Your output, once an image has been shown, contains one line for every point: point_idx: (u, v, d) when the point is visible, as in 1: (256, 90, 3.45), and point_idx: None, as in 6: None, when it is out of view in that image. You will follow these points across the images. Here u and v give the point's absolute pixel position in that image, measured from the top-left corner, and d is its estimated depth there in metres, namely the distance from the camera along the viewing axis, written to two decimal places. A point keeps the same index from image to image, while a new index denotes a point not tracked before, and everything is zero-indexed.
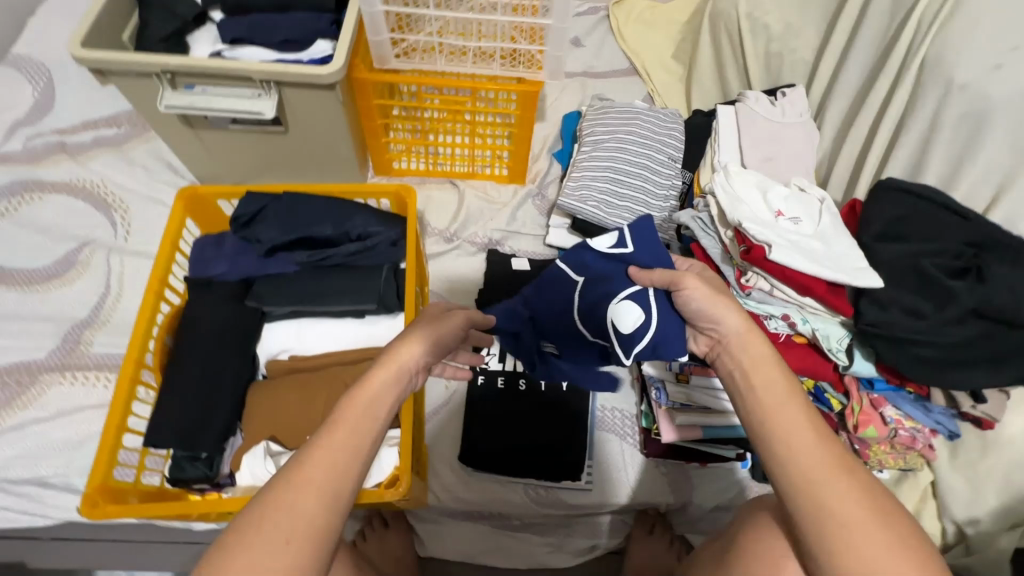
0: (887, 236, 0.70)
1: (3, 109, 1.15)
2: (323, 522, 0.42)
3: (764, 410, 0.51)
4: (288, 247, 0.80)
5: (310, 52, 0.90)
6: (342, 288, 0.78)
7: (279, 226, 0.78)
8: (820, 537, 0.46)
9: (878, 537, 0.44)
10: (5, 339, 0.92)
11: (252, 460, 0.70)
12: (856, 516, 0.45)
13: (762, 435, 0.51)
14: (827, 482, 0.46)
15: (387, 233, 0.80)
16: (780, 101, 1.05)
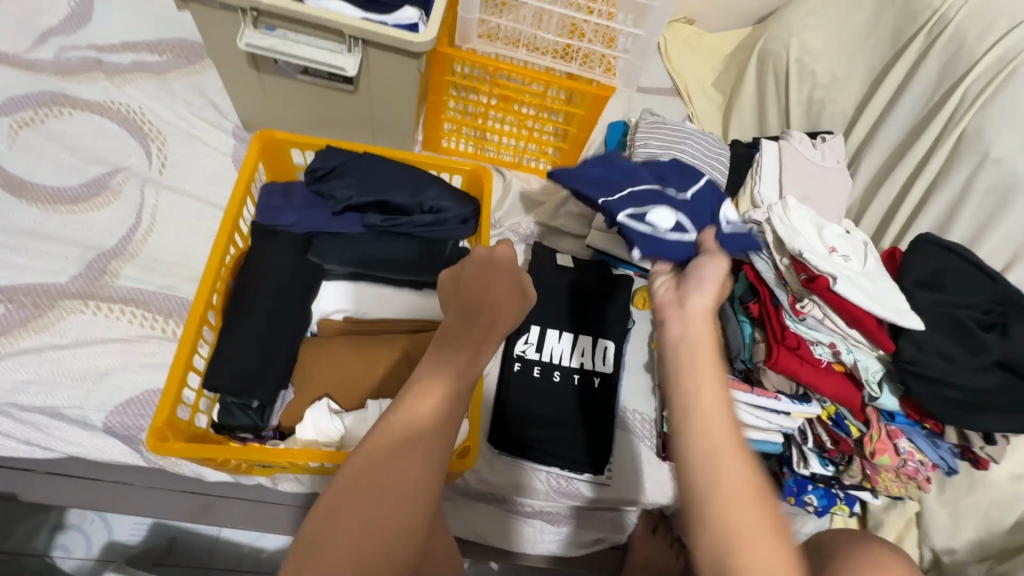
0: (926, 283, 0.78)
1: (36, 14, 1.07)
2: (431, 455, 0.52)
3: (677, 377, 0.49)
4: (360, 208, 0.79)
5: (397, 18, 0.85)
6: (409, 257, 0.78)
7: (355, 185, 0.78)
8: (706, 506, 0.44)
9: (755, 529, 0.42)
10: (24, 257, 0.87)
11: (316, 414, 0.69)
12: (738, 495, 0.43)
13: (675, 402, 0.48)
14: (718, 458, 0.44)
15: (458, 210, 0.80)
16: (820, 146, 1.13)
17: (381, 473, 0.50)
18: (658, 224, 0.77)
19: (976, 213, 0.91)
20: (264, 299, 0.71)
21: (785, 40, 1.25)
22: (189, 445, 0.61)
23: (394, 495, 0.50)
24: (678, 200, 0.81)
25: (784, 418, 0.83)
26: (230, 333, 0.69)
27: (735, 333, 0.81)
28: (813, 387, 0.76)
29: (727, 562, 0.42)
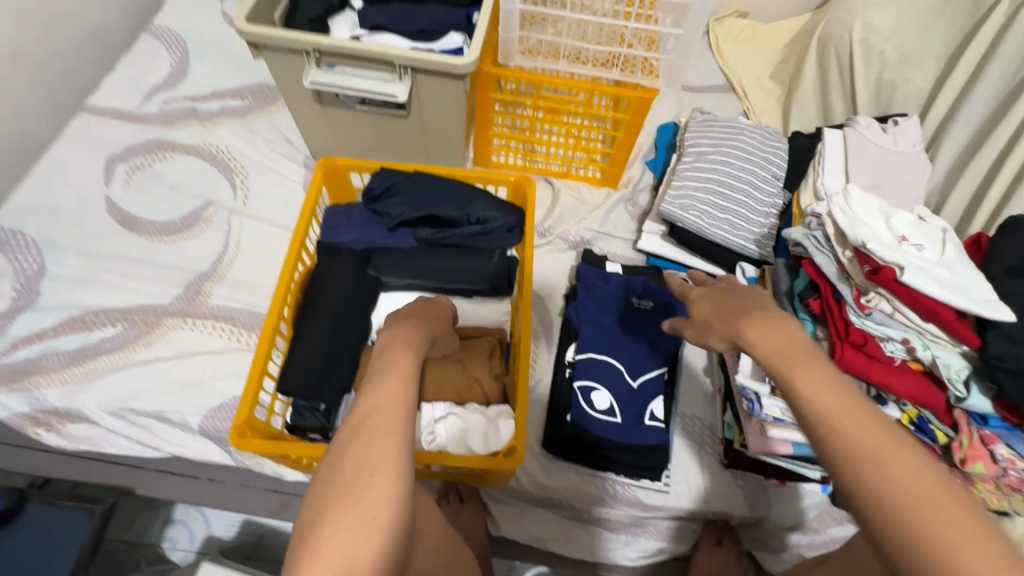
0: (1019, 270, 0.70)
1: (147, 74, 1.26)
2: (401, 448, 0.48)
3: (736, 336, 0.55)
4: (412, 223, 0.85)
5: (442, 43, 0.95)
6: (460, 267, 0.83)
7: (407, 203, 0.83)
8: (858, 484, 0.41)
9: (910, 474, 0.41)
10: (135, 282, 1.01)
11: None
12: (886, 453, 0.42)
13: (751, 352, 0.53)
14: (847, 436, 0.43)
15: (503, 219, 0.84)
16: (891, 130, 1.05)
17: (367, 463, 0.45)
18: (595, 403, 0.90)
19: None
20: (330, 310, 0.78)
21: (848, 23, 1.18)
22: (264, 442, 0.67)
23: (383, 501, 0.43)
24: (628, 387, 0.92)
25: None
26: (301, 340, 0.76)
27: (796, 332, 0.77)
28: (886, 387, 0.70)
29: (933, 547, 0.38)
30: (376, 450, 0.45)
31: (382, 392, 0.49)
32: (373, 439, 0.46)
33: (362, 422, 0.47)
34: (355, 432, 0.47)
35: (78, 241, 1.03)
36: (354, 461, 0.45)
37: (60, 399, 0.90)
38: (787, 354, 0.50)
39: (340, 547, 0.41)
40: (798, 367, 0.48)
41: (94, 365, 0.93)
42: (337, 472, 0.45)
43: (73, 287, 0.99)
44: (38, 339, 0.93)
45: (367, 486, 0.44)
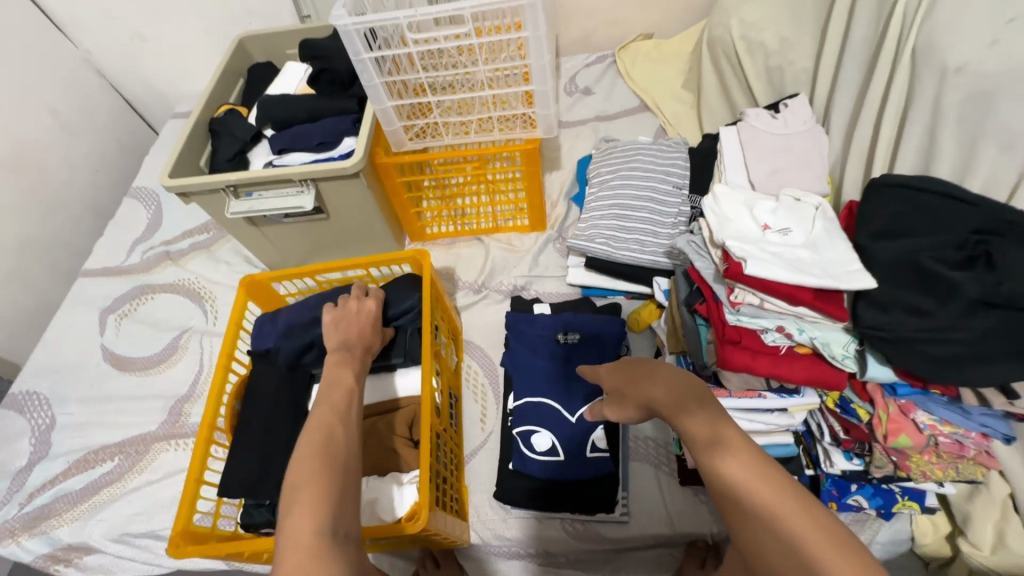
0: (887, 233, 0.69)
1: (126, 231, 1.40)
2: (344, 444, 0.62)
3: (708, 447, 0.54)
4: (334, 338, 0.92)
5: (339, 150, 1.07)
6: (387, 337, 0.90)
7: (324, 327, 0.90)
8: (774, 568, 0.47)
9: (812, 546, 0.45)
10: (129, 416, 1.14)
11: None
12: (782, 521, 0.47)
13: (710, 463, 0.53)
14: (802, 535, 0.46)
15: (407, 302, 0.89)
16: (782, 114, 1.05)
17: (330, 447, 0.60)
18: (537, 445, 0.92)
19: (961, 131, 0.78)
20: (259, 412, 0.86)
21: (726, 24, 1.21)
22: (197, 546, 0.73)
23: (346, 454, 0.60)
24: (566, 423, 0.93)
25: (782, 414, 0.75)
26: (235, 446, 0.84)
27: (693, 337, 0.79)
28: (777, 378, 0.69)
29: None
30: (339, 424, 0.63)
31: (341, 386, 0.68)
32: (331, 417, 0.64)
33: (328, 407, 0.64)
34: (324, 414, 0.64)
35: (79, 390, 1.18)
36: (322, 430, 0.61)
37: (71, 535, 1.02)
38: (754, 471, 0.50)
39: (317, 479, 0.55)
40: (761, 486, 0.49)
41: (98, 498, 1.05)
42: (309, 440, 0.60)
43: (76, 432, 1.12)
44: (51, 485, 1.06)
45: (334, 445, 0.60)
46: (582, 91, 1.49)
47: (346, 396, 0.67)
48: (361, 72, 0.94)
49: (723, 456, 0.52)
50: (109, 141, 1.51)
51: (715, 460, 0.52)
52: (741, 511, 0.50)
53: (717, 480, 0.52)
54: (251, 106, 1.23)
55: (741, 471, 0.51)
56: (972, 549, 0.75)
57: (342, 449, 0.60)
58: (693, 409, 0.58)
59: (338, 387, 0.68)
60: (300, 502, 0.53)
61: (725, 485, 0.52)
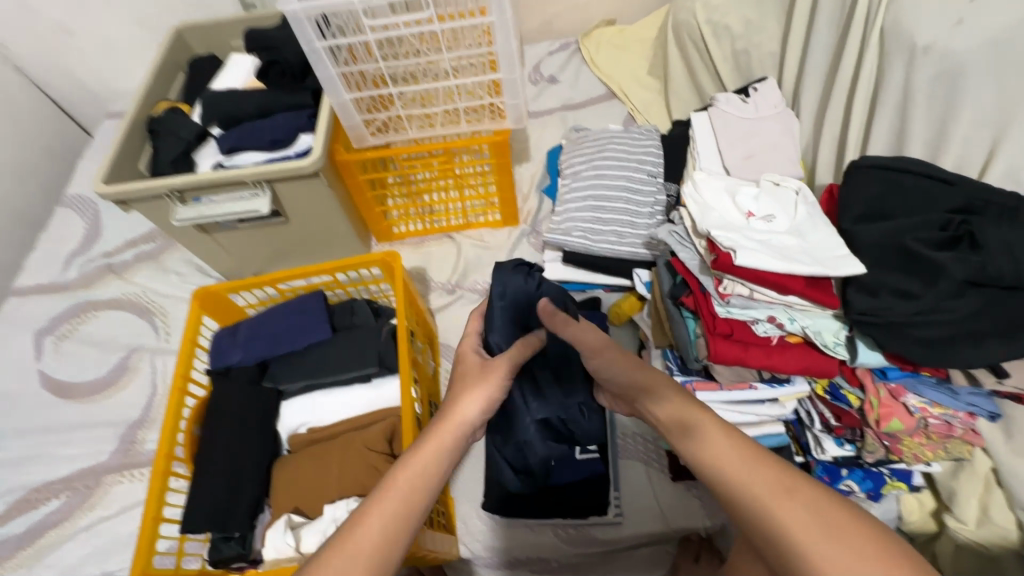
0: (869, 214, 0.68)
1: (60, 244, 1.27)
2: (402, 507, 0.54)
3: (762, 509, 0.51)
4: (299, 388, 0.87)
5: (296, 147, 0.99)
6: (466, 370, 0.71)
7: (295, 372, 0.85)
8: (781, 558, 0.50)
9: (815, 536, 0.49)
10: (75, 447, 1.04)
11: (274, 534, 0.74)
12: (785, 518, 0.50)
13: (766, 525, 0.51)
14: (823, 549, 0.48)
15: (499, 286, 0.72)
16: (752, 98, 1.03)
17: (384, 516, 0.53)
18: None
19: (930, 111, 0.78)
20: (223, 437, 0.79)
21: (691, 7, 1.19)
22: None
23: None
24: None
25: (773, 405, 0.75)
26: (198, 475, 0.77)
27: (681, 331, 0.76)
28: (770, 369, 0.68)
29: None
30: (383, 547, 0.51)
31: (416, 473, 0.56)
32: (386, 518, 0.53)
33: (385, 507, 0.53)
34: (419, 459, 0.57)
35: (15, 422, 1.07)
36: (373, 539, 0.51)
37: None
38: (816, 528, 0.49)
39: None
40: (824, 539, 0.48)
41: (44, 541, 0.95)
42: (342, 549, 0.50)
43: (14, 469, 1.02)
44: None
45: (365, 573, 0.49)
46: (548, 79, 1.45)
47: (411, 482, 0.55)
48: (314, 62, 0.88)
49: (781, 520, 0.50)
50: (35, 146, 1.37)
51: (774, 521, 0.50)
52: (762, 528, 0.51)
53: (777, 543, 0.50)
54: (194, 103, 1.13)
55: (736, 469, 0.54)
56: (959, 525, 0.76)
57: (385, 532, 0.52)
58: (733, 461, 0.55)
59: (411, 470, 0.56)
60: None
61: (788, 548, 0.50)
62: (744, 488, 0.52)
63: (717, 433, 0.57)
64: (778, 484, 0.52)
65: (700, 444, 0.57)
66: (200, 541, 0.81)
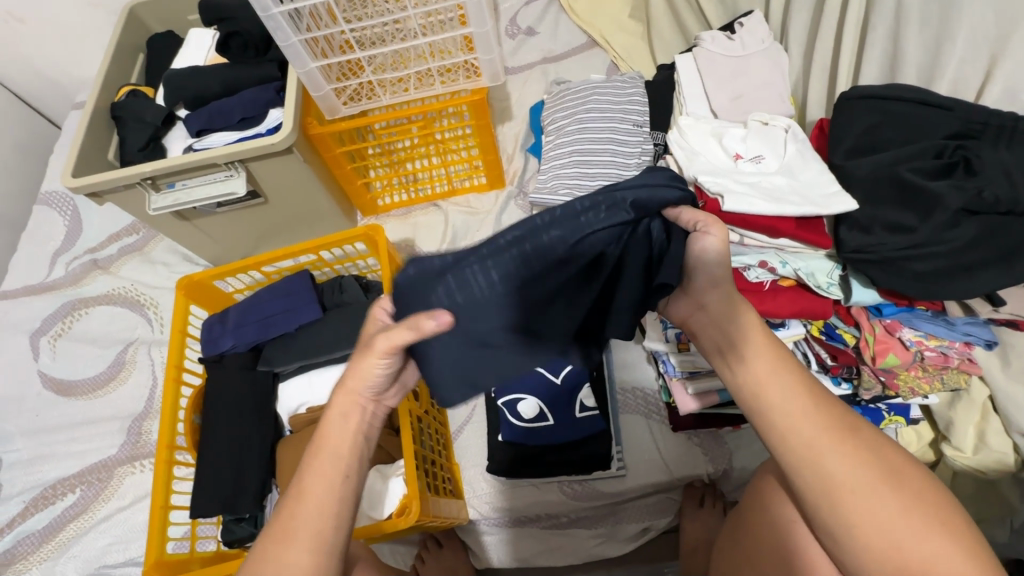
0: (862, 147, 0.66)
1: (42, 243, 1.25)
2: (326, 475, 0.55)
3: (814, 452, 0.50)
4: (298, 372, 0.86)
5: (266, 124, 0.96)
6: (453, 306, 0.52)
7: (287, 354, 0.84)
8: (821, 504, 0.51)
9: (873, 486, 0.49)
10: (84, 442, 1.05)
11: None
12: (845, 466, 0.50)
13: (816, 469, 0.50)
14: (876, 498, 0.49)
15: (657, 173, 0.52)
16: (737, 34, 0.98)
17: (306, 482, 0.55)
18: (525, 414, 0.89)
19: (924, 31, 0.74)
20: (223, 424, 0.80)
21: None
22: None
23: (329, 545, 0.53)
24: (553, 386, 0.89)
25: None
26: (203, 462, 0.78)
27: None
28: (765, 314, 0.67)
29: (860, 527, 0.49)
30: (329, 507, 0.54)
31: (337, 436, 0.57)
32: (333, 470, 0.56)
33: (327, 459, 0.56)
34: (330, 422, 0.57)
35: (21, 423, 1.07)
36: (321, 493, 0.54)
37: None
38: (871, 477, 0.49)
39: (289, 533, 0.53)
40: (881, 488, 0.49)
41: (66, 533, 0.98)
42: (296, 510, 0.54)
43: (27, 468, 1.03)
44: (10, 528, 0.99)
45: (320, 524, 0.54)
46: (526, 32, 1.38)
47: (340, 440, 0.57)
48: (274, 30, 0.82)
49: (836, 464, 0.50)
50: (7, 146, 1.33)
51: (825, 466, 0.50)
52: (811, 473, 0.50)
53: (822, 486, 0.50)
54: (157, 85, 1.08)
55: (803, 415, 0.51)
56: (956, 453, 0.76)
57: (313, 494, 0.54)
58: (796, 403, 0.52)
59: (332, 430, 0.57)
60: (271, 547, 0.53)
61: (832, 490, 0.50)
62: (805, 433, 0.51)
63: (783, 373, 0.52)
64: (838, 429, 0.51)
65: (766, 384, 0.52)
66: (212, 523, 0.82)
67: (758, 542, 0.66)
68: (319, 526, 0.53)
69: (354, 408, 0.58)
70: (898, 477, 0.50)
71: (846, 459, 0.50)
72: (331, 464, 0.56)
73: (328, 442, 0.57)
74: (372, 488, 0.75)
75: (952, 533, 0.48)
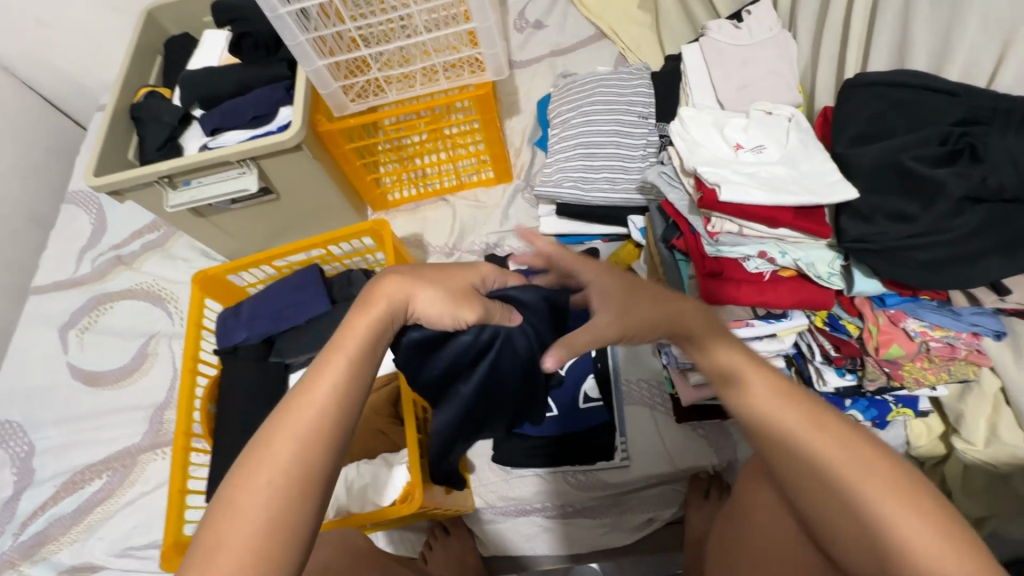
0: (866, 135, 0.64)
1: (70, 241, 1.30)
2: (328, 415, 0.50)
3: (783, 437, 0.49)
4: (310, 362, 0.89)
5: (277, 122, 0.98)
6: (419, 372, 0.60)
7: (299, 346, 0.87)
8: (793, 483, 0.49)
9: (848, 479, 0.46)
10: (110, 431, 1.10)
11: None
12: (821, 456, 0.47)
13: (788, 453, 0.49)
14: (846, 489, 0.46)
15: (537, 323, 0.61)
16: (745, 22, 0.96)
17: (299, 421, 0.49)
18: None
19: (934, 14, 0.72)
20: (237, 412, 0.83)
21: None
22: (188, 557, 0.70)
23: (310, 488, 0.47)
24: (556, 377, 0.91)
25: (771, 341, 0.73)
26: (217, 449, 0.81)
27: (674, 273, 0.78)
28: (763, 306, 0.67)
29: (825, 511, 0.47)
30: (316, 449, 0.48)
31: (336, 374, 0.51)
32: (332, 412, 0.50)
33: (340, 364, 0.52)
34: (337, 354, 0.52)
35: (52, 412, 1.13)
36: (316, 428, 0.49)
37: (72, 557, 1.00)
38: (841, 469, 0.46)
39: (276, 468, 0.47)
40: (854, 482, 0.46)
41: (94, 516, 1.03)
42: (276, 446, 0.48)
43: (57, 454, 1.09)
44: (42, 510, 1.04)
45: (311, 441, 0.48)
46: (534, 25, 1.37)
47: (342, 380, 0.51)
48: (281, 30, 0.84)
49: (809, 450, 0.47)
50: (38, 147, 1.38)
51: (796, 449, 0.48)
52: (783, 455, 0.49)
53: (795, 468, 0.48)
54: (174, 86, 1.12)
55: (777, 405, 0.49)
56: (966, 446, 0.75)
57: (308, 436, 0.49)
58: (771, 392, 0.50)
59: (352, 339, 0.53)
60: (237, 489, 0.46)
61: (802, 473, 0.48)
62: (775, 421, 0.49)
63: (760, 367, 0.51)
64: (802, 412, 0.49)
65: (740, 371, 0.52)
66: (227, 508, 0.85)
67: (753, 530, 0.63)
68: (312, 443, 0.48)
69: (381, 320, 0.54)
70: (883, 479, 0.45)
71: (813, 454, 0.47)
72: (341, 374, 0.51)
73: (331, 382, 0.51)
74: (379, 477, 0.78)
75: (928, 517, 0.43)
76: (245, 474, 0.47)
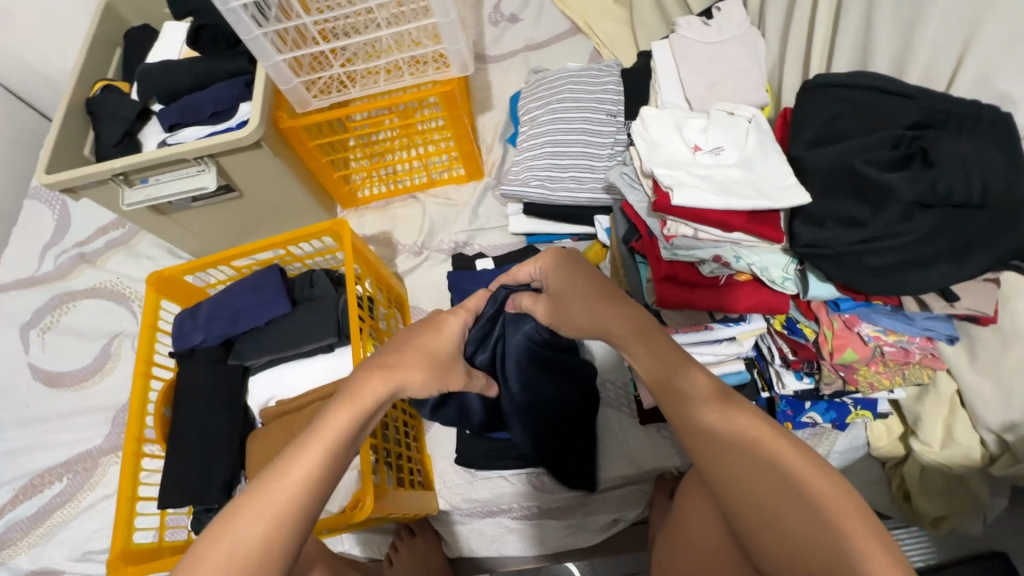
0: (824, 138, 0.64)
1: (32, 237, 1.27)
2: (292, 507, 0.47)
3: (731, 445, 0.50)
4: (269, 364, 0.88)
5: (237, 118, 0.96)
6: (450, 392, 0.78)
7: (257, 348, 0.86)
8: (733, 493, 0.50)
9: (785, 482, 0.48)
10: (72, 433, 1.08)
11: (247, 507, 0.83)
12: (763, 461, 0.49)
13: (731, 460, 0.50)
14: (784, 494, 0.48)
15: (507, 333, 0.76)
16: (714, 19, 0.95)
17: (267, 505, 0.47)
18: None
19: (896, 14, 0.71)
20: (193, 416, 0.81)
21: None
22: (137, 565, 0.69)
23: None
24: None
25: (730, 344, 0.73)
26: (172, 454, 0.79)
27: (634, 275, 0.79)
28: (721, 309, 0.68)
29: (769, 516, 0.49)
30: (272, 556, 0.45)
31: (311, 464, 0.49)
32: (292, 509, 0.47)
33: (319, 449, 0.50)
34: (318, 438, 0.51)
35: (12, 413, 1.10)
36: (278, 527, 0.46)
37: (32, 562, 0.99)
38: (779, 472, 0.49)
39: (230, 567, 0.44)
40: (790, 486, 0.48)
41: (54, 520, 1.01)
42: (237, 534, 0.45)
43: (17, 457, 1.07)
44: (2, 514, 1.02)
45: (282, 520, 0.46)
46: (509, 19, 1.35)
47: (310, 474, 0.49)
48: (235, 25, 0.81)
49: (750, 459, 0.50)
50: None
51: (742, 458, 0.50)
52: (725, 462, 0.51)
53: (738, 477, 0.50)
54: (133, 80, 1.09)
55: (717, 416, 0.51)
56: (923, 447, 0.76)
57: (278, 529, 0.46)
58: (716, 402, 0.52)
59: (339, 420, 0.52)
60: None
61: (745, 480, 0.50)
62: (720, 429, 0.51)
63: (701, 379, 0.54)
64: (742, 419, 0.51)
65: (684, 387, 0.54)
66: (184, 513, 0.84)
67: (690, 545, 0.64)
68: (283, 525, 0.46)
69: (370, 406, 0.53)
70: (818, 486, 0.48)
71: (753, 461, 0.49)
72: (320, 461, 0.49)
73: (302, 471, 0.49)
74: (340, 482, 0.78)
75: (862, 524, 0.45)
76: (199, 558, 0.45)
